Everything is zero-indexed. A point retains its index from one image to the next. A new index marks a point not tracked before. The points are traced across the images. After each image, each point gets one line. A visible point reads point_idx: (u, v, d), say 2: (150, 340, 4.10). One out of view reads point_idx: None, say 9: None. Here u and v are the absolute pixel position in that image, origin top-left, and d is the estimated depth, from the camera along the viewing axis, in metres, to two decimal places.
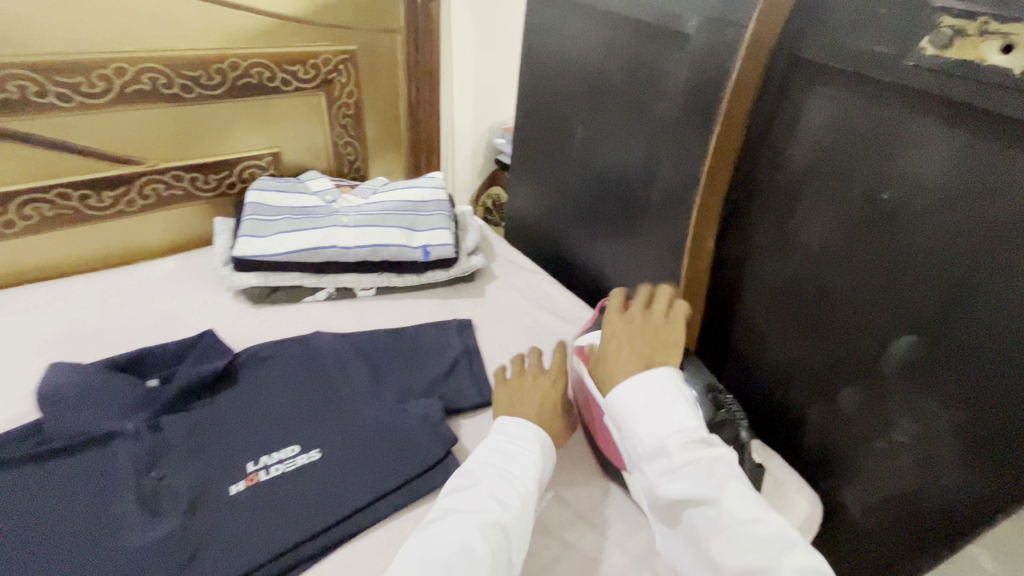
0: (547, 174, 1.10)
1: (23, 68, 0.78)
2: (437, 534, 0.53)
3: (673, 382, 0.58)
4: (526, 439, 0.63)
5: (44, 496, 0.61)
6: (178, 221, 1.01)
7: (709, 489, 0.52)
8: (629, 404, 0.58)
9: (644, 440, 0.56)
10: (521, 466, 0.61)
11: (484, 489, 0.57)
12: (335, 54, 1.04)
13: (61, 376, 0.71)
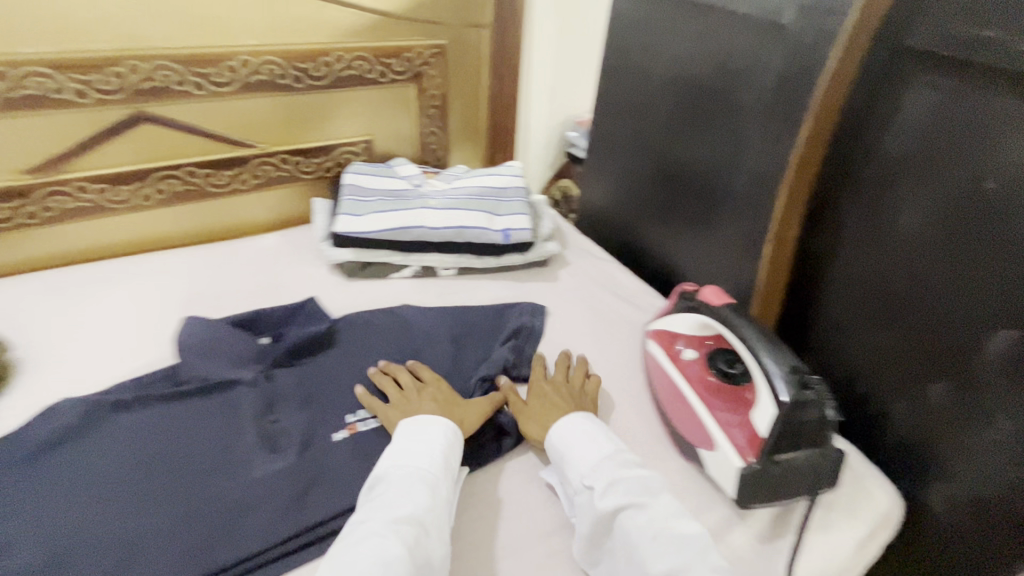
0: (622, 166, 1.13)
1: (169, 59, 0.89)
2: (366, 528, 0.54)
3: (595, 421, 0.69)
4: (436, 434, 0.65)
5: (180, 429, 0.69)
6: (281, 200, 1.11)
7: (644, 495, 0.59)
8: (570, 436, 0.66)
9: (585, 463, 0.63)
10: (431, 461, 0.62)
11: (401, 486, 0.59)
12: (427, 48, 1.11)
13: (194, 328, 0.80)
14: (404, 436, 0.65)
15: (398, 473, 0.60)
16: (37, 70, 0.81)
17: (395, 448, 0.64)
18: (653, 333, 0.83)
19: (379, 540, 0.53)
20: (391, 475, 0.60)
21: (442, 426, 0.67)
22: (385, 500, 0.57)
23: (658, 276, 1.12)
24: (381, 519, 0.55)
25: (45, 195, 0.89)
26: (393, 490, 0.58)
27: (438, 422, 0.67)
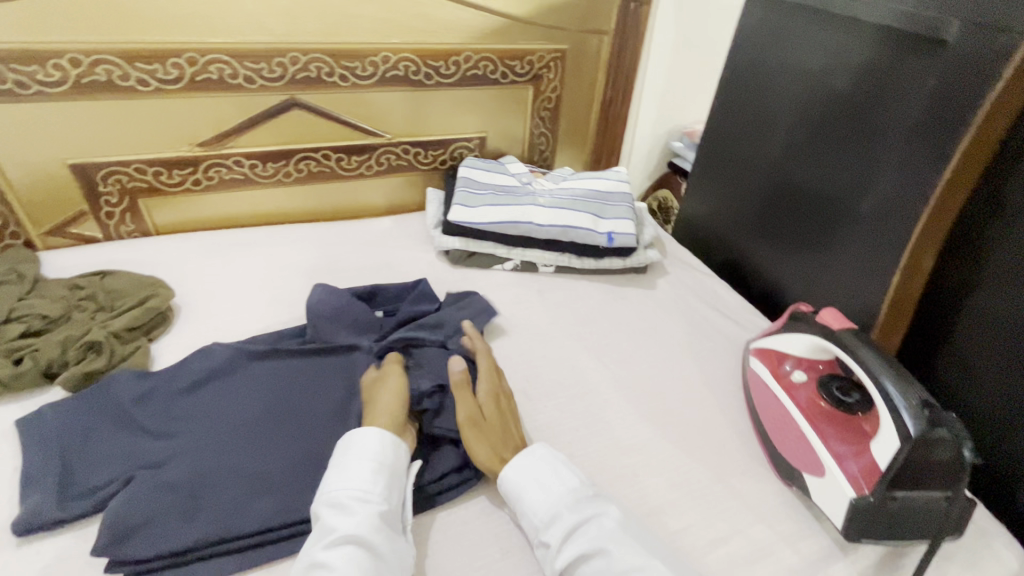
0: (732, 179, 1.10)
1: (324, 53, 0.97)
2: (304, 561, 0.53)
3: (541, 457, 0.65)
4: (366, 444, 0.62)
5: (307, 376, 0.75)
6: (397, 187, 1.20)
7: (600, 542, 0.56)
8: (519, 480, 0.63)
9: (538, 513, 0.60)
10: (364, 473, 0.59)
11: (336, 507, 0.56)
12: (549, 52, 1.14)
13: (325, 295, 0.85)
14: (337, 453, 0.62)
15: (330, 496, 0.58)
16: (218, 57, 0.92)
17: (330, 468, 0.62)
18: (758, 351, 0.82)
19: (319, 572, 0.51)
20: (325, 498, 0.58)
21: (372, 434, 0.63)
22: (323, 524, 0.55)
23: (759, 295, 1.08)
24: (316, 550, 0.53)
25: (208, 166, 1.01)
26: (329, 512, 0.56)
27: (366, 431, 0.63)
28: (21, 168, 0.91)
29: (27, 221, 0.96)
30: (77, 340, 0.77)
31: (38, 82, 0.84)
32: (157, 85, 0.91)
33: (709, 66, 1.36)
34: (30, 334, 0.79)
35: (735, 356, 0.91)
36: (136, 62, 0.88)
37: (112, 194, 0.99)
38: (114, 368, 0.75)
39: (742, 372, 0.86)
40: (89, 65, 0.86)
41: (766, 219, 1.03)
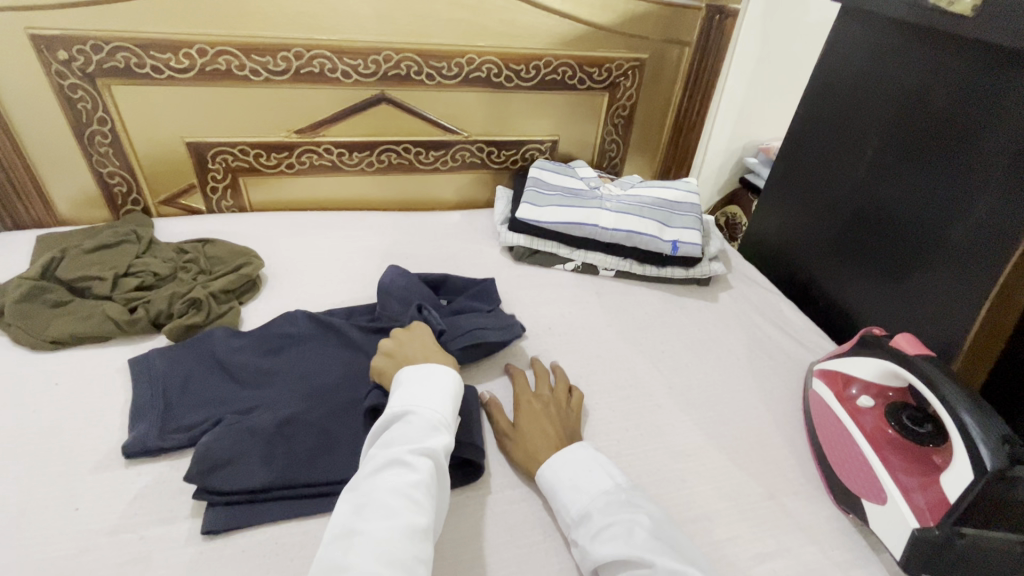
0: (808, 196, 1.07)
1: (415, 53, 1.04)
2: (387, 456, 0.55)
3: (581, 456, 0.65)
4: (449, 379, 0.64)
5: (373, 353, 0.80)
6: (469, 184, 1.25)
7: (626, 548, 0.55)
8: (553, 479, 0.63)
9: (571, 510, 0.61)
10: (445, 402, 0.62)
11: (419, 420, 0.59)
12: (629, 61, 1.16)
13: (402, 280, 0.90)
14: (416, 375, 0.64)
15: (415, 408, 0.60)
16: (321, 52, 1.00)
17: (407, 384, 0.63)
18: (822, 373, 0.79)
19: (401, 471, 0.54)
20: (408, 408, 0.60)
21: (452, 373, 0.66)
22: (406, 431, 0.58)
23: (826, 319, 1.05)
24: (400, 450, 0.55)
25: (302, 152, 1.10)
26: (405, 428, 0.58)
27: (445, 367, 0.65)
28: (148, 143, 1.03)
29: (147, 190, 1.08)
30: (181, 297, 0.86)
31: (170, 68, 0.96)
32: (266, 76, 1.00)
33: (792, 83, 1.32)
34: (143, 287, 0.89)
35: (797, 377, 0.89)
36: (251, 54, 0.97)
37: (218, 172, 1.10)
38: (210, 324, 0.84)
39: (803, 394, 0.83)
40: (212, 54, 0.96)
41: (845, 240, 0.99)
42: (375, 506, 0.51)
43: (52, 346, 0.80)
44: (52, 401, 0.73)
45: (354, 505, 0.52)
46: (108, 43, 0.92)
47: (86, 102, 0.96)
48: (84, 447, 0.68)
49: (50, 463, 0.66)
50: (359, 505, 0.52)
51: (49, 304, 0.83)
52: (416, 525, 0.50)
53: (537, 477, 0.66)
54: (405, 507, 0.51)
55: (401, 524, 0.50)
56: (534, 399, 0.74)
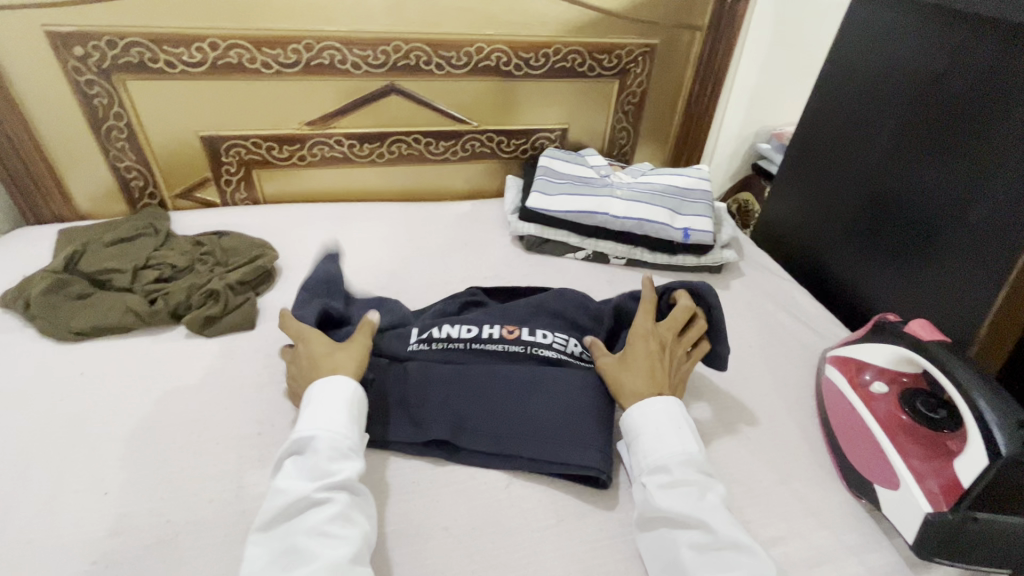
0: (822, 183, 1.06)
1: (424, 42, 1.04)
2: (295, 496, 0.56)
3: (677, 411, 0.66)
4: (334, 399, 0.64)
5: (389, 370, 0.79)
6: (479, 173, 1.25)
7: (696, 513, 0.58)
8: (641, 422, 0.66)
9: (649, 456, 0.64)
10: (344, 421, 0.63)
11: (325, 452, 0.59)
12: (639, 47, 1.15)
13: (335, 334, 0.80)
14: (310, 401, 0.64)
15: (313, 439, 0.60)
16: (331, 44, 1.00)
17: (303, 413, 0.64)
18: (836, 360, 0.79)
19: (315, 509, 0.55)
20: (306, 438, 0.60)
21: (346, 383, 0.66)
22: (313, 466, 0.58)
23: (840, 305, 1.04)
24: (308, 488, 0.56)
25: (313, 144, 1.11)
26: (314, 462, 0.58)
27: (346, 382, 0.66)
28: (163, 136, 1.05)
29: (162, 183, 1.10)
30: (199, 289, 0.88)
31: (183, 62, 0.97)
32: (278, 68, 1.01)
33: (807, 67, 1.30)
34: (161, 280, 0.91)
35: (810, 364, 0.88)
36: (262, 47, 0.98)
37: (232, 164, 1.11)
38: (228, 314, 0.86)
39: (817, 381, 0.83)
40: (224, 48, 0.97)
41: (858, 226, 0.98)
42: (291, 549, 0.52)
43: (75, 338, 0.82)
44: (77, 390, 0.75)
45: (271, 552, 0.53)
46: (122, 39, 0.93)
47: (102, 98, 0.98)
48: (109, 435, 0.70)
49: (77, 449, 0.68)
50: (276, 551, 0.53)
51: (73, 297, 0.85)
52: (342, 558, 0.52)
53: (626, 411, 0.68)
54: (325, 543, 0.53)
55: (323, 563, 0.51)
56: (648, 337, 0.73)
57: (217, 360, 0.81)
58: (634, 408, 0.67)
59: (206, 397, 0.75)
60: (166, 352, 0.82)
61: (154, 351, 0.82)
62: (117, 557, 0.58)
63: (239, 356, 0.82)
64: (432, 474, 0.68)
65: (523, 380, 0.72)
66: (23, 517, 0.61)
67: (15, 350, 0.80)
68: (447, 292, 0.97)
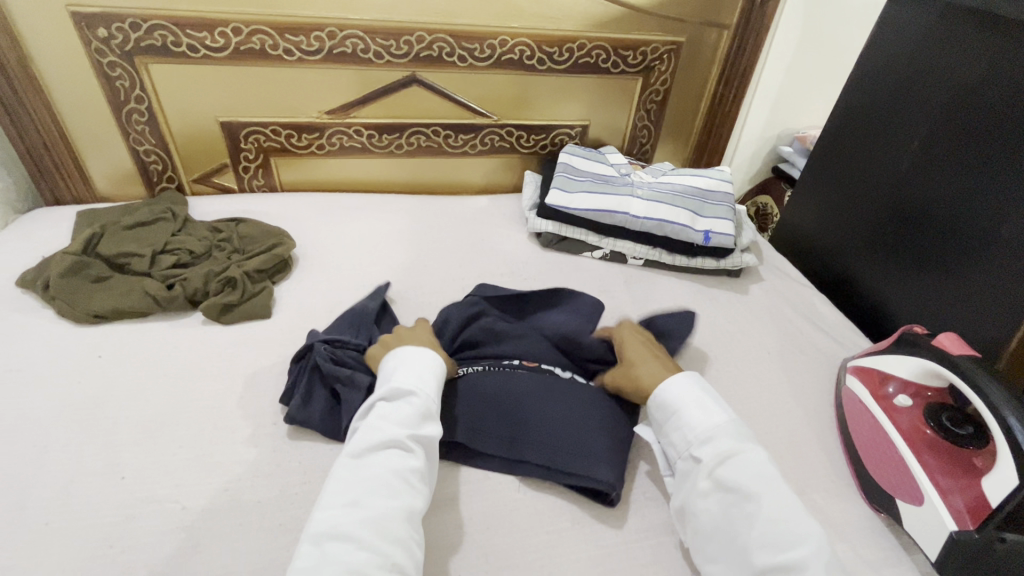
0: (847, 190, 1.04)
1: (447, 33, 1.02)
2: (386, 436, 0.61)
3: (708, 390, 0.70)
4: (432, 365, 0.69)
5: None
6: (496, 168, 1.24)
7: (753, 482, 0.59)
8: (682, 400, 0.68)
9: (695, 432, 0.65)
10: (436, 384, 0.68)
11: (419, 406, 0.64)
12: (664, 44, 1.13)
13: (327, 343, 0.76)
14: (404, 358, 0.70)
15: (411, 391, 0.66)
16: (354, 32, 0.99)
17: (396, 368, 0.69)
18: (857, 370, 0.78)
19: (400, 454, 0.60)
20: (405, 390, 0.66)
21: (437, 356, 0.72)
22: (405, 414, 0.63)
23: (860, 314, 1.03)
24: (398, 432, 0.61)
25: (332, 133, 1.11)
26: (407, 412, 0.63)
27: (438, 355, 0.72)
28: (183, 121, 1.04)
29: (181, 168, 1.10)
30: (217, 276, 0.88)
31: (206, 47, 0.96)
32: (300, 56, 1.00)
33: (835, 70, 1.28)
34: (179, 265, 0.91)
35: (829, 373, 0.87)
36: (285, 34, 0.97)
37: (251, 151, 1.10)
38: (245, 302, 0.86)
39: (836, 392, 0.82)
40: (247, 33, 0.96)
41: (883, 233, 0.97)
42: (374, 480, 0.57)
43: (94, 321, 0.82)
44: (96, 372, 0.76)
45: (356, 477, 0.57)
46: (146, 21, 0.92)
47: (123, 80, 0.97)
48: (126, 418, 0.70)
49: (96, 432, 0.68)
50: (358, 477, 0.57)
51: (90, 280, 0.85)
52: (413, 507, 0.57)
53: (660, 394, 0.70)
54: (406, 488, 0.57)
55: (402, 505, 0.56)
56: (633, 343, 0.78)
57: (234, 348, 0.81)
58: (672, 390, 0.69)
59: (223, 384, 0.75)
60: (183, 338, 0.82)
61: (172, 337, 0.82)
62: (134, 540, 0.58)
63: (255, 344, 0.82)
64: (446, 471, 0.68)
65: (538, 387, 0.73)
66: (42, 498, 0.61)
67: (33, 331, 0.80)
68: (462, 287, 0.96)
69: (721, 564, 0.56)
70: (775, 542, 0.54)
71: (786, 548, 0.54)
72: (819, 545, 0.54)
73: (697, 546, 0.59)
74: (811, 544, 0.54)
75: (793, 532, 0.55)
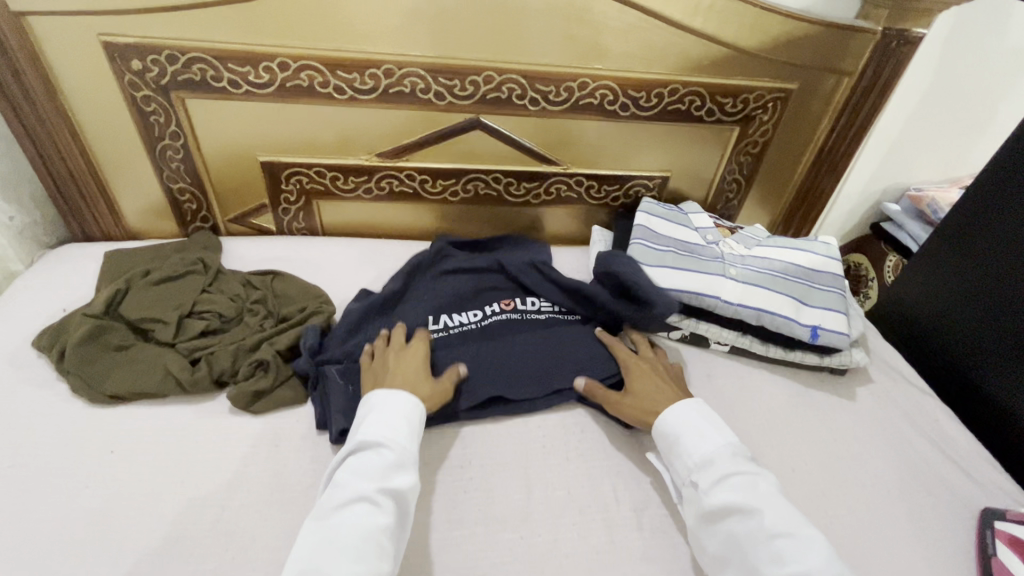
0: (998, 290, 0.86)
1: (520, 74, 0.88)
2: (354, 492, 0.57)
3: (703, 412, 0.71)
4: (401, 407, 0.66)
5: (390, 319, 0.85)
6: (560, 218, 1.10)
7: (752, 499, 0.60)
8: (679, 425, 0.69)
9: (695, 454, 0.66)
10: (405, 431, 0.65)
11: (388, 456, 0.61)
12: (771, 91, 0.96)
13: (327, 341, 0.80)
14: (374, 406, 0.67)
15: (378, 441, 0.62)
16: (414, 71, 0.86)
17: (367, 417, 0.66)
18: (1006, 537, 0.67)
19: (368, 510, 0.56)
20: (372, 440, 0.62)
21: (413, 403, 0.68)
22: (373, 465, 0.60)
23: (1000, 436, 0.85)
24: (367, 487, 0.58)
25: (381, 177, 0.99)
26: (375, 463, 0.60)
27: (408, 395, 0.68)
28: (221, 159, 0.94)
29: (216, 207, 1.01)
30: (247, 352, 0.78)
31: (249, 82, 0.85)
32: (352, 94, 0.88)
33: (966, 122, 1.08)
34: (207, 332, 0.82)
35: (966, 525, 0.71)
36: (337, 70, 0.85)
37: (292, 192, 1.00)
38: (277, 388, 0.76)
39: (983, 560, 0.66)
40: (295, 69, 0.84)
41: (976, 317, 0.90)
42: (340, 543, 0.53)
43: (110, 401, 0.73)
44: (107, 472, 0.66)
45: (321, 539, 0.54)
46: (184, 53, 0.81)
47: (158, 116, 0.88)
48: (136, 539, 0.60)
49: (97, 561, 0.58)
50: (323, 539, 0.54)
51: (111, 348, 0.76)
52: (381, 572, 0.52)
53: (659, 418, 0.71)
54: (375, 551, 0.53)
55: (369, 569, 0.52)
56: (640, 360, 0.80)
57: (261, 445, 0.71)
58: (672, 410, 0.71)
59: (246, 497, 0.65)
60: (205, 428, 0.72)
61: (193, 425, 0.72)
62: None
63: (284, 440, 0.71)
64: None
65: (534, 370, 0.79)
66: None
67: (44, 410, 0.71)
68: None
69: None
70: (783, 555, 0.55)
71: (788, 566, 0.54)
72: (825, 556, 0.55)
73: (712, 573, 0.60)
74: (816, 561, 0.54)
75: (800, 550, 0.56)
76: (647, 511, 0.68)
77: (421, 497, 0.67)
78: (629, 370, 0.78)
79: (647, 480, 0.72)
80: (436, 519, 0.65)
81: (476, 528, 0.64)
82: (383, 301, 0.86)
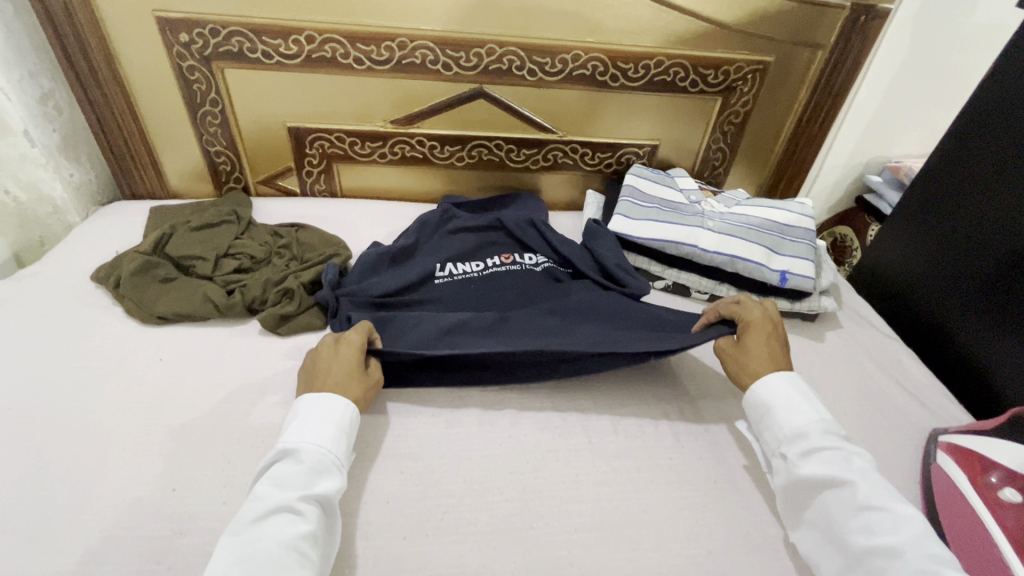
0: (954, 240, 0.93)
1: (518, 46, 0.99)
2: (275, 502, 0.56)
3: (796, 384, 0.71)
4: (329, 408, 0.65)
5: (403, 265, 0.95)
6: (557, 184, 1.20)
7: (846, 473, 0.61)
8: (771, 397, 0.69)
9: (786, 428, 0.67)
10: (332, 436, 0.63)
11: (307, 463, 0.60)
12: (750, 63, 1.05)
13: (347, 280, 0.91)
14: (301, 412, 0.65)
15: (301, 448, 0.61)
16: (424, 43, 0.97)
17: (295, 421, 0.64)
18: (945, 447, 0.74)
19: (290, 521, 0.55)
20: (293, 450, 0.61)
21: (341, 404, 0.66)
22: (294, 474, 0.59)
23: (959, 376, 0.92)
24: (289, 496, 0.57)
25: (395, 142, 1.10)
26: (296, 472, 0.59)
27: (340, 400, 0.67)
28: (253, 125, 1.06)
29: (248, 170, 1.12)
30: (274, 285, 0.89)
31: (279, 53, 0.96)
32: (369, 65, 0.99)
33: (940, 98, 1.15)
34: (239, 270, 0.93)
35: (915, 444, 0.78)
36: (357, 43, 0.96)
37: (315, 156, 1.11)
38: (301, 314, 0.86)
39: (925, 468, 0.74)
40: (320, 42, 0.96)
41: (950, 277, 0.93)
42: (260, 554, 0.52)
43: (157, 321, 0.84)
44: (157, 375, 0.77)
45: (238, 553, 0.52)
46: (224, 27, 0.93)
47: (201, 84, 1.00)
48: (182, 426, 0.71)
49: (151, 441, 0.69)
50: (242, 552, 0.52)
51: (158, 280, 0.88)
52: None
53: (751, 389, 0.72)
54: (296, 560, 0.52)
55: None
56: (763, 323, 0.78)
57: (287, 359, 0.81)
58: (767, 378, 0.72)
59: (275, 397, 0.76)
60: (238, 345, 0.83)
61: (229, 343, 0.83)
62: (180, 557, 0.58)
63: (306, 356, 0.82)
64: (488, 518, 0.64)
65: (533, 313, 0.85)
66: (101, 499, 0.63)
67: (104, 328, 0.83)
68: None
69: (825, 556, 0.59)
70: (876, 526, 0.56)
71: (879, 537, 0.56)
72: (920, 527, 0.56)
73: (804, 543, 0.62)
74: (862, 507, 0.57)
75: (892, 521, 0.56)
76: (623, 421, 0.77)
77: (425, 401, 0.76)
78: (752, 325, 0.78)
79: (626, 397, 0.80)
80: (438, 419, 0.74)
81: (471, 427, 0.74)
82: (396, 251, 0.95)
